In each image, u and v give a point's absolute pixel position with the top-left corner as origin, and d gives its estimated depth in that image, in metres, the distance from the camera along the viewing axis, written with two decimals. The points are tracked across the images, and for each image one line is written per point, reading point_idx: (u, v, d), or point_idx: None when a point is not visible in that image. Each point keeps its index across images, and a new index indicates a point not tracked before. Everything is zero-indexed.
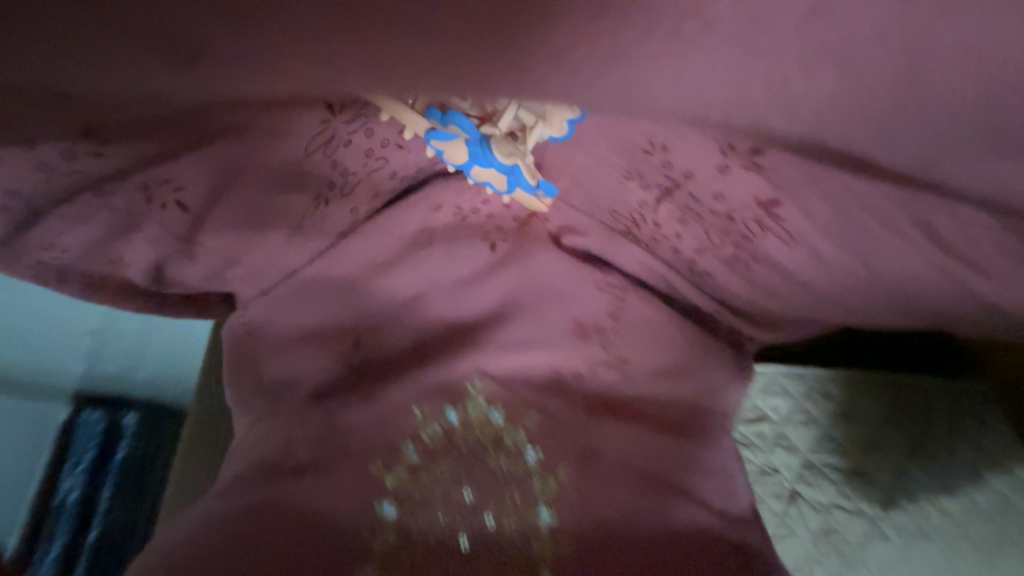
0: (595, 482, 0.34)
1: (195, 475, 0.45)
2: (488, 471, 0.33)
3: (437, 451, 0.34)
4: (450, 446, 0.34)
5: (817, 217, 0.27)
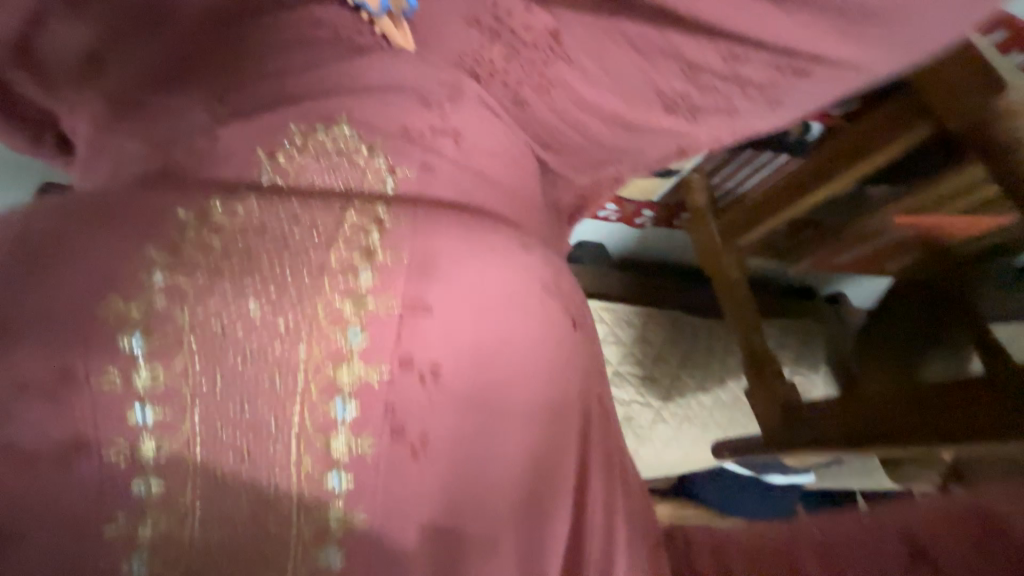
0: (424, 254, 0.33)
1: None
2: (354, 166, 0.38)
3: (303, 150, 0.38)
4: (326, 153, 0.39)
5: (582, 36, 0.43)
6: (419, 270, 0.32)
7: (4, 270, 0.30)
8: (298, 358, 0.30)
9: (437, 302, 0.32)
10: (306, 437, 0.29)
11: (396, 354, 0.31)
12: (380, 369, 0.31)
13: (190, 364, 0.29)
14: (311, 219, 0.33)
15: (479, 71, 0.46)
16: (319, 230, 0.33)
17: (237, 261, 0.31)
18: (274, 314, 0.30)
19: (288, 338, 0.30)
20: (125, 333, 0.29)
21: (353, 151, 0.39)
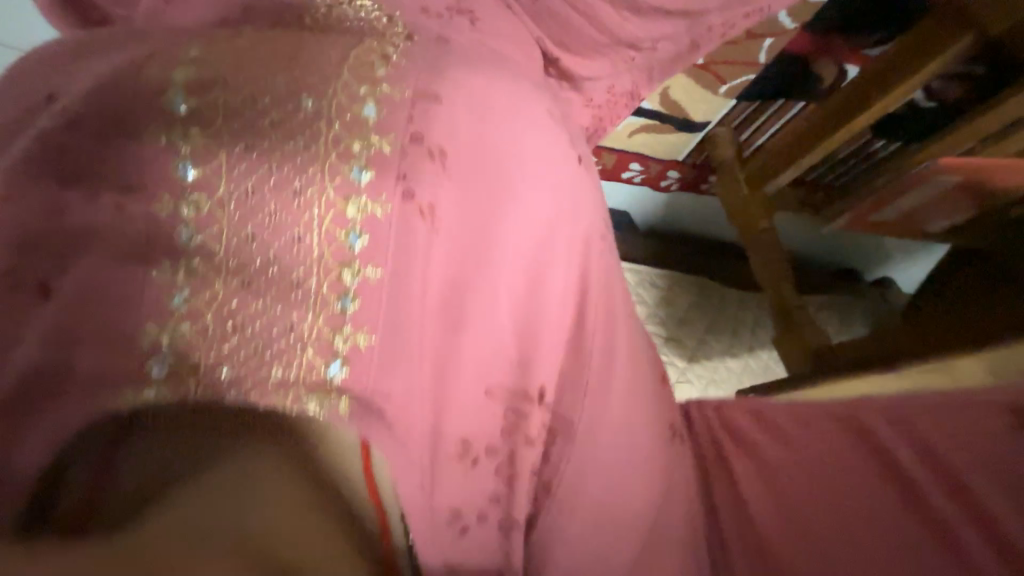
0: (438, 61, 0.33)
1: None
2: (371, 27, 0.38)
3: (320, 11, 0.37)
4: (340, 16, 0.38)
5: None
6: (436, 68, 0.32)
7: (56, 53, 0.30)
8: (325, 130, 0.29)
9: (449, 92, 0.32)
10: (325, 201, 0.28)
11: (409, 135, 0.30)
12: (394, 143, 0.30)
13: (229, 122, 0.28)
14: (335, 38, 0.32)
15: None
16: (344, 42, 0.32)
17: (269, 49, 0.30)
18: (305, 95, 0.29)
19: (319, 114, 0.29)
20: (169, 95, 0.28)
21: (369, 17, 0.38)
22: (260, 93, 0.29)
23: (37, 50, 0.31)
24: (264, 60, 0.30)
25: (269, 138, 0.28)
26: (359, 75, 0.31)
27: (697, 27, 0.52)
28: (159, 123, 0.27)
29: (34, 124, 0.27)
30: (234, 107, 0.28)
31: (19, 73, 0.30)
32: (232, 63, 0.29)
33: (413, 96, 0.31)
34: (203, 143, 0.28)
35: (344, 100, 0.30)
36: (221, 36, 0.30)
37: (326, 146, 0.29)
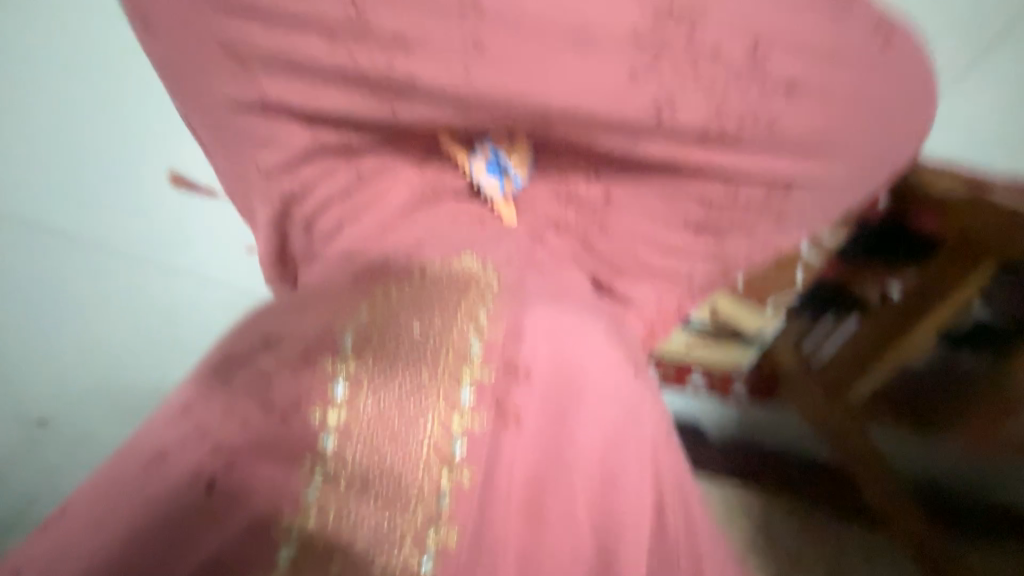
0: (525, 312, 0.48)
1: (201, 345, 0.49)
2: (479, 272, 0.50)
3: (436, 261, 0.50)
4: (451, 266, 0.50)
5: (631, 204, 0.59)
6: (521, 316, 0.48)
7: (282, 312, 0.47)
8: (444, 360, 0.42)
9: (531, 330, 0.47)
10: (440, 421, 0.39)
11: (504, 363, 0.44)
12: (489, 372, 0.43)
13: (377, 354, 0.41)
14: (448, 294, 0.46)
15: (562, 226, 0.65)
16: (454, 297, 0.46)
17: (405, 304, 0.44)
18: (431, 336, 0.42)
19: (438, 348, 0.42)
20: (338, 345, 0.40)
21: (472, 264, 0.51)
22: (399, 333, 0.42)
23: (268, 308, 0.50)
24: (403, 312, 0.44)
25: (405, 364, 0.40)
26: (469, 324, 0.45)
27: (726, 259, 0.63)
28: (326, 354, 0.40)
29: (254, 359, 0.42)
30: (379, 343, 0.41)
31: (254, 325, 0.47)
32: (382, 313, 0.43)
33: (507, 335, 0.46)
34: (357, 370, 0.39)
35: (457, 340, 0.43)
36: (375, 295, 0.45)
37: (444, 373, 0.41)
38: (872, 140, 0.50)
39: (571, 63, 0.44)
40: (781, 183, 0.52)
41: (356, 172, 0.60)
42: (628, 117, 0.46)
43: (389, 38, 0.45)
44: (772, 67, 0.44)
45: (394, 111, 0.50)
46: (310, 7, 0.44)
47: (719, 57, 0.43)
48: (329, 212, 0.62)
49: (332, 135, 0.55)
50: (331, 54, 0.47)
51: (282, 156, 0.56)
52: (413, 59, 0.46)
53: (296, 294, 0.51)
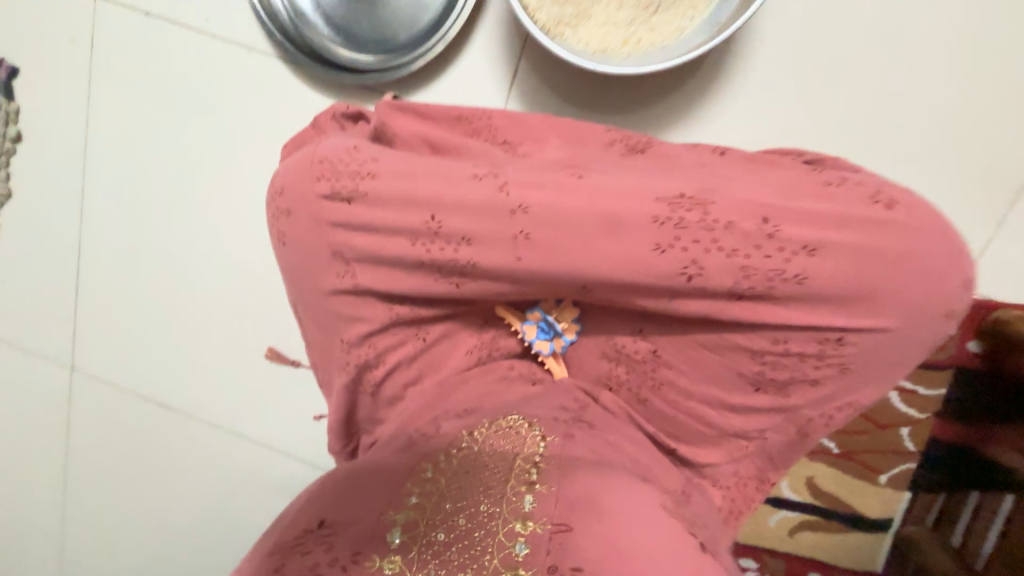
0: (572, 498, 0.51)
1: (288, 521, 0.55)
2: (523, 436, 0.57)
3: (484, 434, 0.57)
4: (502, 432, 0.57)
5: (681, 365, 0.60)
6: (567, 508, 0.50)
7: (357, 491, 0.54)
8: (488, 561, 0.47)
9: (577, 520, 0.49)
10: None
11: (549, 564, 0.46)
12: (536, 574, 0.46)
13: (428, 555, 0.48)
14: (493, 479, 0.53)
15: (613, 385, 0.67)
16: (500, 482, 0.52)
17: (453, 496, 0.52)
18: (475, 533, 0.49)
19: (482, 545, 0.48)
20: (397, 532, 0.49)
21: (520, 431, 0.57)
22: (447, 531, 0.49)
23: (342, 484, 0.56)
24: (451, 506, 0.51)
25: (453, 565, 0.47)
26: (513, 517, 0.49)
27: (796, 417, 0.57)
28: (386, 555, 0.48)
29: (336, 540, 0.49)
30: (429, 540, 0.49)
31: (333, 507, 0.53)
32: (432, 508, 0.51)
33: (553, 529, 0.49)
34: (414, 559, 0.47)
35: (503, 535, 0.48)
36: (427, 486, 0.53)
37: (487, 574, 0.46)
38: (933, 292, 0.47)
39: (602, 244, 0.52)
40: (830, 338, 0.49)
41: (427, 340, 0.69)
42: (659, 281, 0.52)
43: (458, 238, 0.57)
44: (788, 237, 0.47)
45: (459, 286, 0.61)
46: (399, 220, 0.59)
47: (733, 229, 0.49)
48: (401, 378, 0.70)
49: (405, 311, 0.65)
50: (413, 250, 0.59)
51: (363, 329, 0.66)
52: (475, 248, 0.57)
53: (363, 469, 0.57)
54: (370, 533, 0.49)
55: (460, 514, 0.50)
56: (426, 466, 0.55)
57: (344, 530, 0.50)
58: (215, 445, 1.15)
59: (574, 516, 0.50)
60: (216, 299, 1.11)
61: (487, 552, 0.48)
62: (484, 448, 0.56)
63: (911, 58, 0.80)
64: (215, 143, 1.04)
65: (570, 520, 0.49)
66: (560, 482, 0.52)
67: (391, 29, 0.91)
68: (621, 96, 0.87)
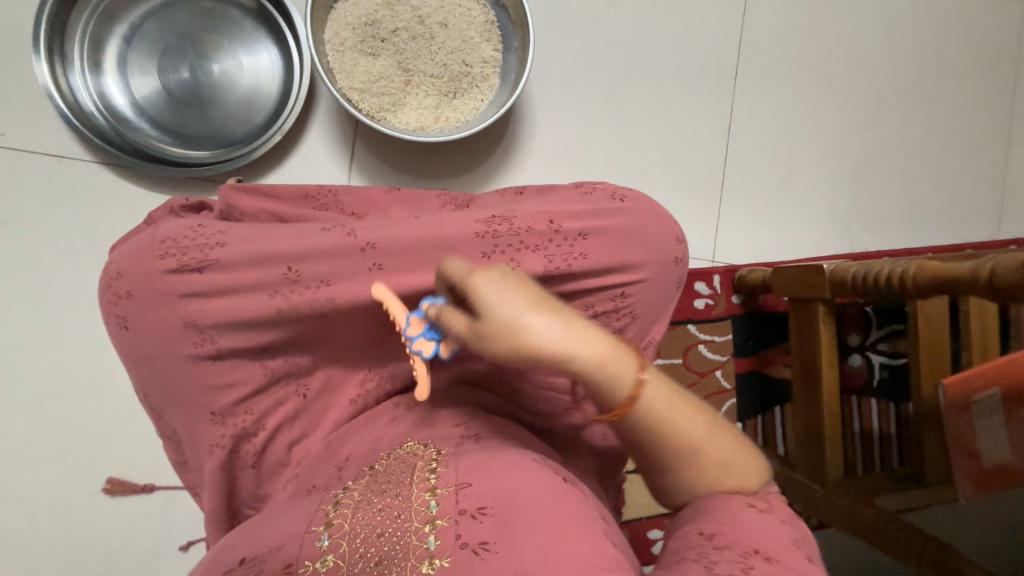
0: (467, 466, 0.58)
1: (213, 562, 0.58)
2: (425, 447, 0.64)
3: (385, 462, 0.62)
4: (404, 453, 0.64)
5: None
6: (464, 471, 0.57)
7: (275, 526, 0.58)
8: (408, 528, 0.53)
9: (474, 476, 0.57)
10: (414, 553, 0.51)
11: (459, 508, 0.53)
12: (447, 516, 0.53)
13: (358, 545, 0.52)
14: (402, 476, 0.59)
15: (489, 386, 0.77)
16: (409, 476, 0.59)
17: (370, 497, 0.57)
18: (394, 516, 0.54)
19: (403, 519, 0.53)
20: (322, 535, 0.54)
21: (418, 447, 0.64)
22: (371, 522, 0.54)
23: (265, 524, 0.59)
24: (368, 506, 0.56)
25: (381, 541, 0.52)
26: (425, 491, 0.56)
27: None
28: (318, 558, 0.52)
29: (254, 565, 0.53)
30: (355, 535, 0.53)
31: (252, 541, 0.57)
32: (353, 511, 0.56)
33: (456, 487, 0.55)
34: (338, 552, 0.52)
35: (418, 504, 0.55)
36: (341, 500, 0.58)
37: (409, 534, 0.52)
38: (663, 248, 0.69)
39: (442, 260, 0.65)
40: (617, 293, 0.69)
41: (306, 391, 0.70)
42: None
43: (316, 281, 0.64)
44: (568, 229, 0.67)
45: (328, 325, 0.67)
46: (256, 278, 0.63)
47: (531, 231, 0.66)
48: (284, 439, 0.69)
49: (278, 365, 0.67)
50: (273, 302, 0.64)
51: (235, 395, 0.66)
52: (335, 287, 0.64)
53: (290, 510, 0.60)
54: (293, 547, 0.53)
55: (378, 505, 0.56)
56: (339, 490, 0.60)
57: (268, 552, 0.54)
58: None
59: (471, 473, 0.57)
60: (24, 440, 0.91)
61: (404, 521, 0.53)
62: (393, 464, 0.62)
63: (636, 116, 1.17)
64: (15, 259, 0.93)
65: (470, 475, 0.57)
66: (460, 460, 0.60)
67: (226, 128, 0.99)
68: (447, 162, 1.07)
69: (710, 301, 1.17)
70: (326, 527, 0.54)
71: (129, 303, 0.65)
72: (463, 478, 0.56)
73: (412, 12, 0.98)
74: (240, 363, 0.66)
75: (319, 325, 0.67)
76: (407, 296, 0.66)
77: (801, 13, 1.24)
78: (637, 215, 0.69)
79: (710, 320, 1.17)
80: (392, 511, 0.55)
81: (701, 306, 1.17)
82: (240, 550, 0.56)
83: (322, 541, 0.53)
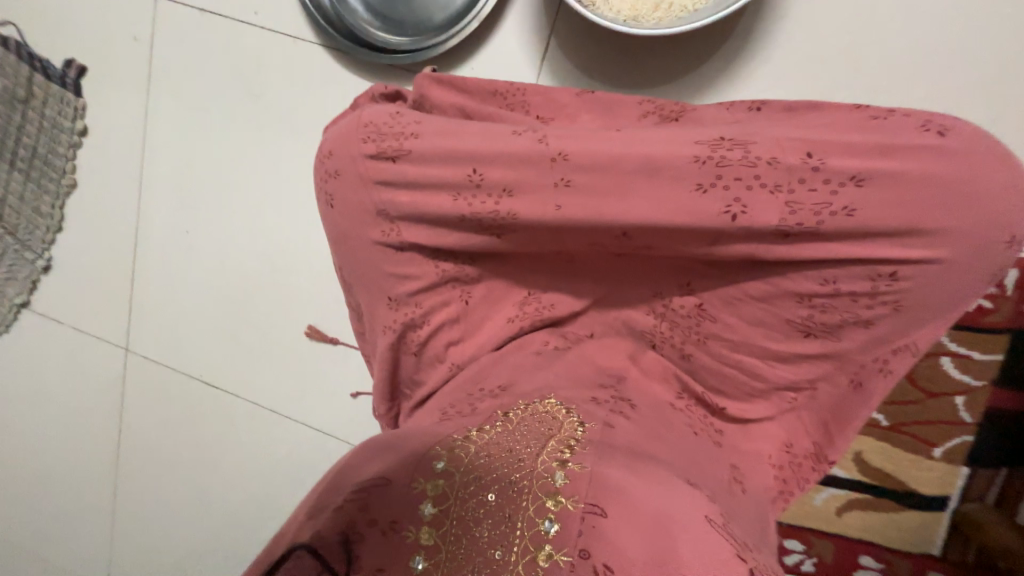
0: (606, 478, 0.43)
1: (333, 472, 0.52)
2: (558, 419, 0.52)
3: (520, 416, 0.53)
4: (539, 417, 0.53)
5: (723, 314, 0.60)
6: (601, 487, 0.42)
7: (389, 456, 0.49)
8: (517, 538, 0.41)
9: (614, 506, 0.41)
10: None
11: (578, 549, 0.39)
12: (566, 553, 0.39)
13: (458, 531, 0.42)
14: (526, 451, 0.47)
15: (655, 343, 0.67)
16: (531, 456, 0.46)
17: (484, 466, 0.46)
18: (506, 511, 0.42)
19: (509, 519, 0.42)
20: (425, 502, 0.44)
21: (558, 417, 0.53)
22: (478, 505, 0.43)
23: (382, 450, 0.51)
24: (482, 477, 0.45)
25: (484, 546, 0.41)
26: (544, 493, 0.42)
27: (849, 363, 0.56)
28: (419, 526, 0.43)
29: (359, 501, 0.44)
30: (460, 515, 0.43)
31: (365, 466, 0.49)
32: (462, 480, 0.45)
33: (585, 510, 0.41)
34: (441, 531, 0.42)
35: (534, 512, 0.42)
36: (456, 448, 0.48)
37: (516, 550, 0.40)
38: (990, 218, 0.46)
39: (643, 186, 0.53)
40: (883, 273, 0.49)
41: (470, 298, 0.70)
42: (702, 223, 0.52)
43: (499, 190, 0.59)
44: (836, 168, 0.47)
45: (502, 239, 0.63)
46: (443, 176, 0.61)
47: (778, 165, 0.49)
48: (444, 341, 0.72)
49: (449, 268, 0.68)
50: (455, 205, 0.61)
51: (409, 287, 0.69)
52: (517, 199, 0.59)
53: (412, 437, 0.52)
54: (402, 495, 0.44)
55: (491, 489, 0.44)
56: (462, 430, 0.51)
57: (375, 491, 0.45)
58: (257, 422, 1.18)
59: (607, 486, 0.42)
60: (261, 279, 1.16)
61: (514, 526, 0.41)
62: (521, 429, 0.51)
63: (955, 9, 0.78)
64: (261, 130, 1.10)
65: (604, 500, 0.41)
66: (595, 463, 0.45)
67: (427, 13, 0.96)
68: (652, 66, 0.88)
69: (985, 304, 0.83)
70: (437, 488, 0.44)
71: (334, 184, 0.69)
72: (596, 502, 0.41)
73: None
74: (418, 261, 0.68)
75: (492, 237, 0.63)
76: (590, 223, 0.57)
77: None
78: (963, 161, 0.45)
79: (976, 329, 0.84)
80: (505, 505, 0.43)
81: (969, 307, 0.83)
82: (353, 475, 0.49)
83: (425, 511, 0.43)
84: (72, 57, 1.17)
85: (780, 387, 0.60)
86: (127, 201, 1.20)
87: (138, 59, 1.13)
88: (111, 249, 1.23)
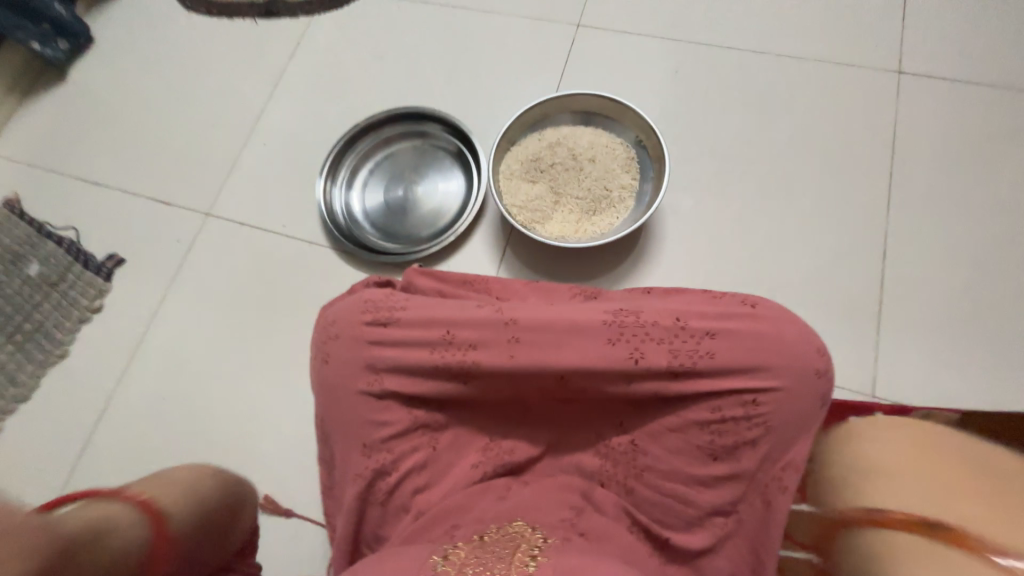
0: (568, 565, 0.52)
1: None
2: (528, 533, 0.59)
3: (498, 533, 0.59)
4: (507, 535, 0.58)
5: (650, 446, 0.72)
6: (565, 572, 0.51)
7: (386, 565, 0.55)
8: None
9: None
10: None
11: None
12: None
13: None
14: (505, 551, 0.55)
15: (601, 480, 0.76)
16: (509, 554, 0.54)
17: (470, 561, 0.53)
18: None
19: None
20: None
21: (524, 534, 0.59)
22: None
23: (379, 562, 0.57)
24: (470, 569, 0.52)
25: None
26: (521, 574, 0.51)
27: (754, 484, 0.68)
28: None
29: None
30: None
31: (364, 574, 0.55)
32: (453, 571, 0.52)
33: None
34: None
35: None
36: (448, 554, 0.55)
37: None
38: (801, 358, 0.67)
39: (572, 341, 0.73)
40: (748, 400, 0.66)
41: (438, 442, 0.80)
42: (617, 366, 0.70)
43: (466, 346, 0.77)
44: (696, 327, 0.70)
45: (468, 385, 0.77)
46: (424, 336, 0.79)
47: (659, 326, 0.71)
48: (411, 487, 0.77)
49: (422, 415, 0.79)
50: (431, 358, 0.78)
51: (384, 432, 0.78)
52: (480, 352, 0.76)
53: (399, 554, 0.57)
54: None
55: (476, 575, 0.51)
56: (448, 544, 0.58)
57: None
58: None
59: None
60: (226, 447, 1.18)
61: None
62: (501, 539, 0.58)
63: (770, 237, 1.19)
64: (264, 309, 1.30)
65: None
66: (561, 555, 0.54)
67: (416, 229, 1.31)
68: (580, 267, 1.21)
69: None
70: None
71: (333, 345, 0.85)
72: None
73: (568, 150, 1.24)
74: (396, 409, 0.79)
75: (461, 384, 0.78)
76: (536, 370, 0.74)
77: (958, 153, 1.22)
78: (772, 322, 0.69)
79: None
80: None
81: None
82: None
83: None
84: (114, 251, 1.41)
85: (709, 514, 0.69)
86: (113, 371, 1.28)
87: (174, 254, 1.39)
88: (76, 419, 1.24)
